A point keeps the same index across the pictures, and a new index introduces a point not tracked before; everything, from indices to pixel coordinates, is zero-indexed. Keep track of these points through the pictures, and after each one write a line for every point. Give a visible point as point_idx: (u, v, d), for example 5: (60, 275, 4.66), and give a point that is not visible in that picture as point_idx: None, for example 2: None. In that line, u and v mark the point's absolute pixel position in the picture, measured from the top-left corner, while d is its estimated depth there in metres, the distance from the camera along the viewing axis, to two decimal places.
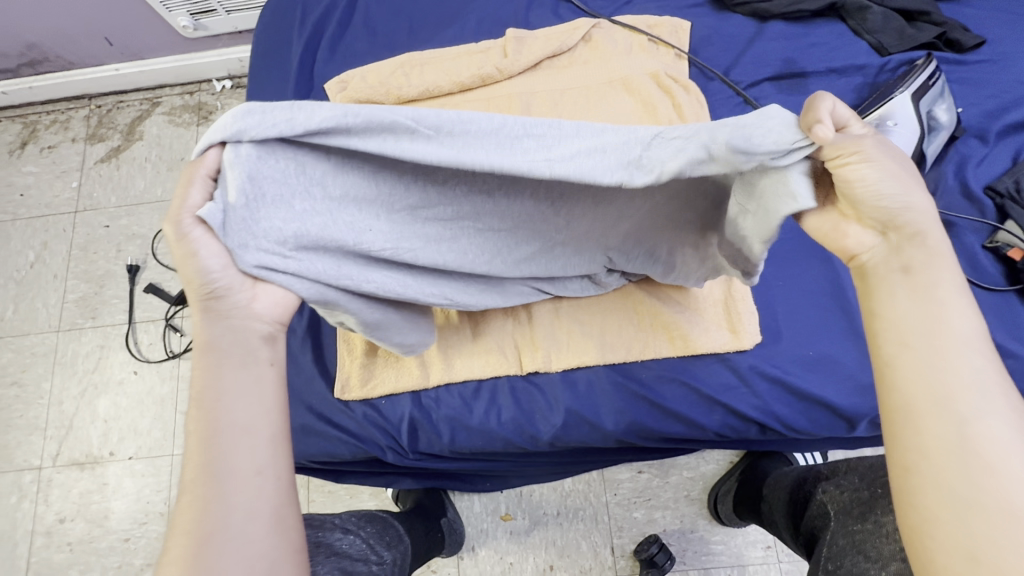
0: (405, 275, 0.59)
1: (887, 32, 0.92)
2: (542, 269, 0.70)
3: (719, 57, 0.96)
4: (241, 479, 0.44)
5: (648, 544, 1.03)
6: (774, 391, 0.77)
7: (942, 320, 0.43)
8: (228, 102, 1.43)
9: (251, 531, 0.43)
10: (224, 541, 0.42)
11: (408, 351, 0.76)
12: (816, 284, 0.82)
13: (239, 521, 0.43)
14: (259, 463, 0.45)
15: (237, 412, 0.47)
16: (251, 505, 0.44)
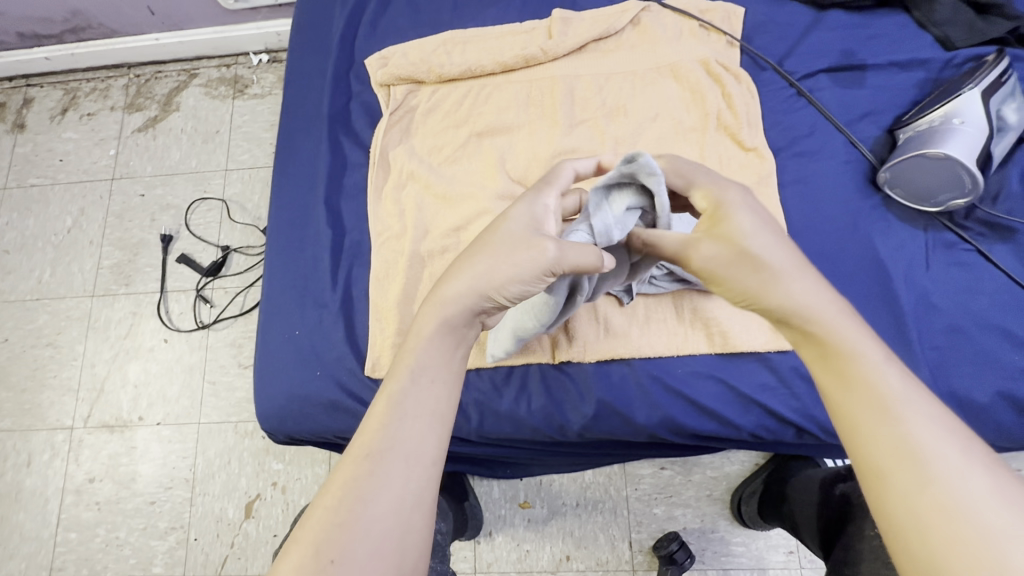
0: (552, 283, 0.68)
1: (955, 25, 0.87)
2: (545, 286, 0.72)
3: (773, 45, 0.92)
4: (394, 465, 0.47)
5: (667, 541, 1.01)
6: (815, 394, 0.75)
7: (870, 380, 0.45)
8: (265, 77, 1.43)
9: (386, 524, 0.45)
10: (365, 524, 0.44)
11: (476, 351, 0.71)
12: (866, 286, 0.79)
13: (386, 507, 0.45)
14: (414, 454, 0.48)
15: (416, 393, 0.51)
16: (393, 495, 0.46)
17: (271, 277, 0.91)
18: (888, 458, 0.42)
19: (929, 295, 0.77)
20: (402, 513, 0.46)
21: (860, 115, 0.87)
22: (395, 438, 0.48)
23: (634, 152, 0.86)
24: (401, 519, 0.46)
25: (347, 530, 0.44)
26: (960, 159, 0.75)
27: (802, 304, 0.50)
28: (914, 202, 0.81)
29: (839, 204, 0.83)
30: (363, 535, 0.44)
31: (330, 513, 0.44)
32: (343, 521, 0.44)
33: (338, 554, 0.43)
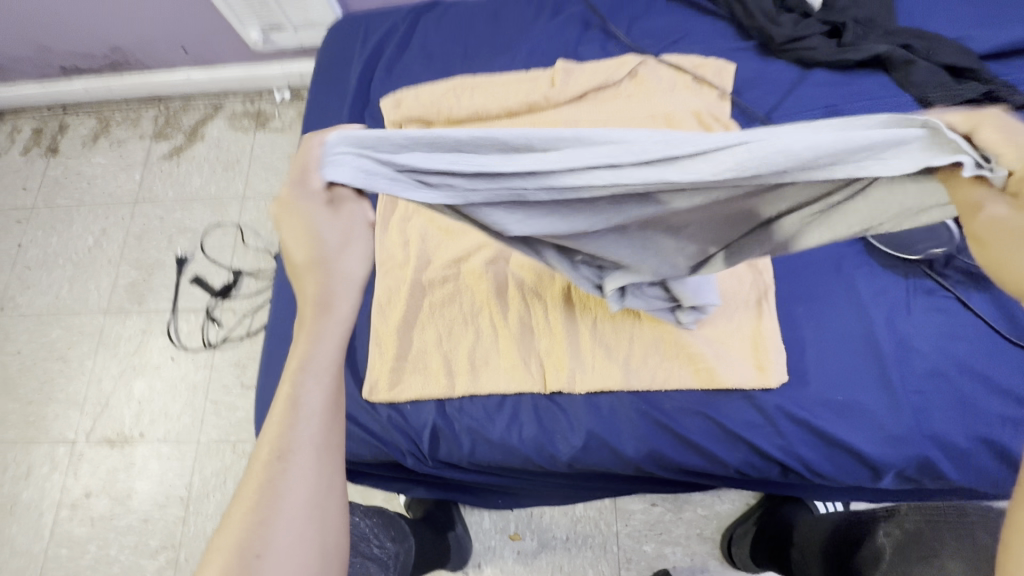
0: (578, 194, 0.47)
1: (932, 86, 0.93)
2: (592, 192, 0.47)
3: (762, 99, 0.99)
4: (310, 461, 0.43)
5: None
6: (799, 432, 0.77)
7: None
8: (286, 112, 1.52)
9: (304, 523, 0.41)
10: (285, 523, 0.41)
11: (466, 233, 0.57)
12: (848, 329, 0.81)
13: (299, 505, 0.41)
14: (325, 446, 0.44)
15: (317, 390, 0.45)
16: (310, 491, 0.42)
17: (278, 300, 0.95)
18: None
19: (911, 339, 0.80)
20: (320, 506, 0.42)
21: None
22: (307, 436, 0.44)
23: None
24: (318, 516, 0.42)
25: (263, 532, 0.40)
26: None
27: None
28: (893, 250, 0.84)
29: (821, 249, 0.87)
30: (283, 536, 0.40)
31: (246, 517, 0.40)
32: (262, 523, 0.40)
33: (262, 551, 0.39)
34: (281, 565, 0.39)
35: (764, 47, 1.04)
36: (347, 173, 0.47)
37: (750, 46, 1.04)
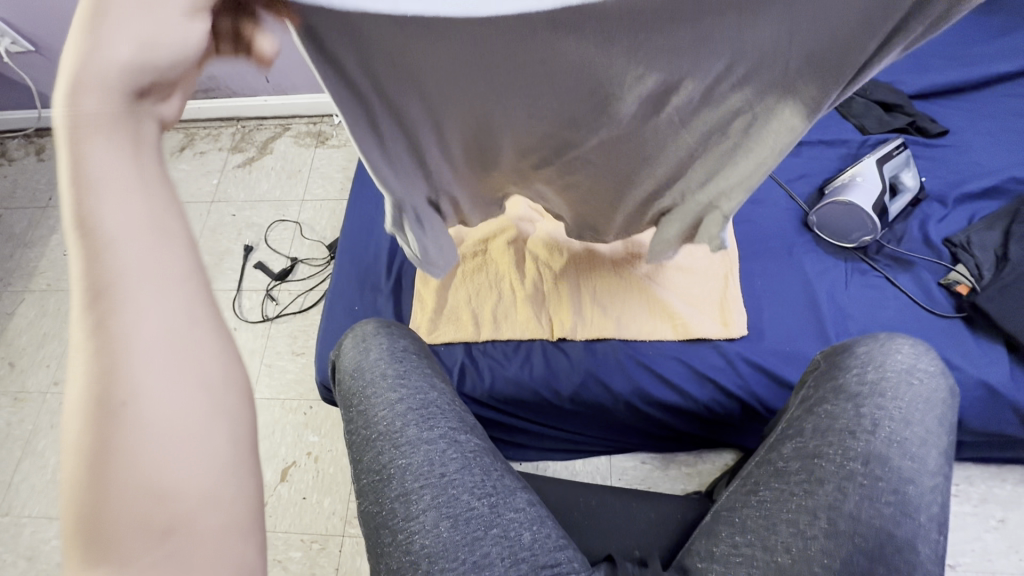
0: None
1: (867, 117, 1.17)
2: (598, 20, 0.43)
3: None
4: (148, 279, 0.31)
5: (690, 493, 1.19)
6: (755, 374, 0.96)
7: None
8: (342, 133, 1.81)
9: (156, 353, 0.30)
10: (128, 359, 0.30)
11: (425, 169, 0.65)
12: (796, 297, 1.02)
13: (151, 330, 0.30)
14: (164, 242, 0.32)
15: (123, 163, 0.33)
16: (161, 312, 0.31)
17: (340, 266, 1.18)
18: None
19: (846, 306, 1.00)
20: (175, 313, 0.31)
21: (798, 176, 1.15)
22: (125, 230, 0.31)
23: None
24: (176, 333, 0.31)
25: (112, 362, 0.29)
26: (864, 207, 1.00)
27: None
28: (834, 239, 1.06)
29: (777, 238, 1.09)
30: (141, 371, 0.30)
31: (89, 360, 0.29)
32: (108, 359, 0.29)
33: (125, 395, 0.29)
34: (165, 400, 0.30)
35: None
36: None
37: None
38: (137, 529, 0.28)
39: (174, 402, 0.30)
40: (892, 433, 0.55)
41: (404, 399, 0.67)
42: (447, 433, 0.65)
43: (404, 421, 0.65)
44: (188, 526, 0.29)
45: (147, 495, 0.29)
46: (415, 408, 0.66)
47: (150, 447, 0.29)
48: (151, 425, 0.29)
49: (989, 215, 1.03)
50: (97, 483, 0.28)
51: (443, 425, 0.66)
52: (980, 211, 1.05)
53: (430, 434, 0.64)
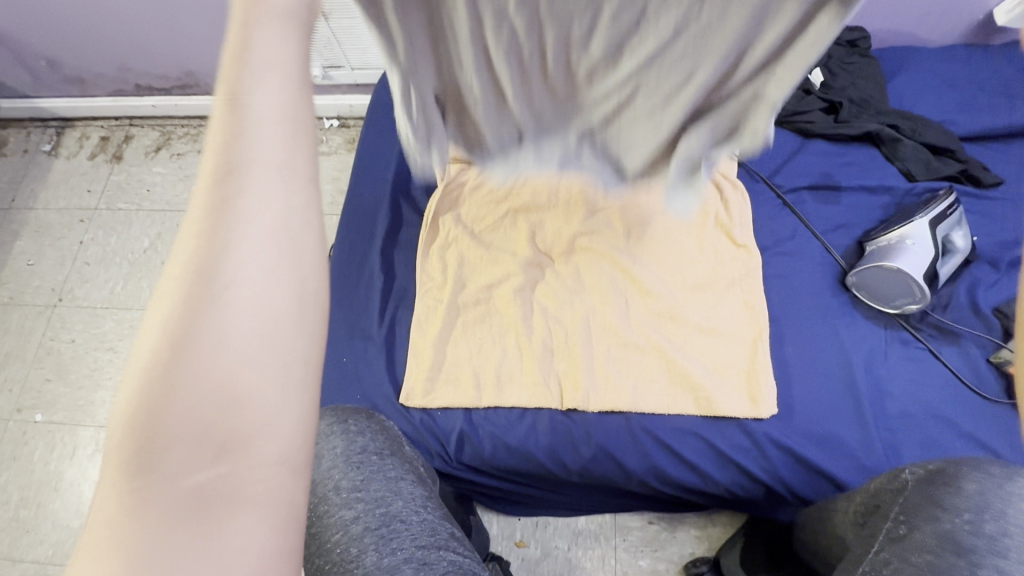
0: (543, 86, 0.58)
1: (914, 161, 1.07)
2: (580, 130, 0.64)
3: (766, 162, 1.12)
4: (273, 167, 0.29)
5: (698, 562, 1.10)
6: (784, 459, 0.87)
7: None
8: (333, 138, 1.67)
9: (265, 256, 0.28)
10: (233, 251, 0.27)
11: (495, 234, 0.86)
12: (832, 369, 0.92)
13: (262, 222, 0.28)
14: (293, 159, 0.29)
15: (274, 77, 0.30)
16: (280, 212, 0.28)
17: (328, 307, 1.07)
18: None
19: (886, 383, 0.90)
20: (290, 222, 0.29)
21: (835, 227, 1.05)
22: (267, 111, 0.30)
23: (643, 241, 1.05)
24: (286, 233, 0.28)
25: (221, 253, 0.27)
26: (913, 274, 0.90)
27: None
28: (874, 302, 0.96)
29: (812, 298, 0.99)
30: (248, 272, 0.27)
31: (199, 242, 0.27)
32: (220, 249, 0.27)
33: (228, 289, 0.27)
34: (254, 307, 0.27)
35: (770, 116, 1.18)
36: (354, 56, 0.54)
37: None
38: (195, 430, 0.26)
39: (262, 314, 0.27)
40: (1005, 563, 0.50)
41: (362, 518, 0.60)
42: (413, 555, 0.58)
43: (363, 546, 0.58)
44: (242, 452, 0.26)
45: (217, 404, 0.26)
46: (374, 527, 0.60)
47: (234, 363, 0.27)
48: (237, 334, 0.27)
49: None
50: (167, 378, 0.26)
51: (404, 548, 0.58)
52: None
53: (393, 559, 0.57)
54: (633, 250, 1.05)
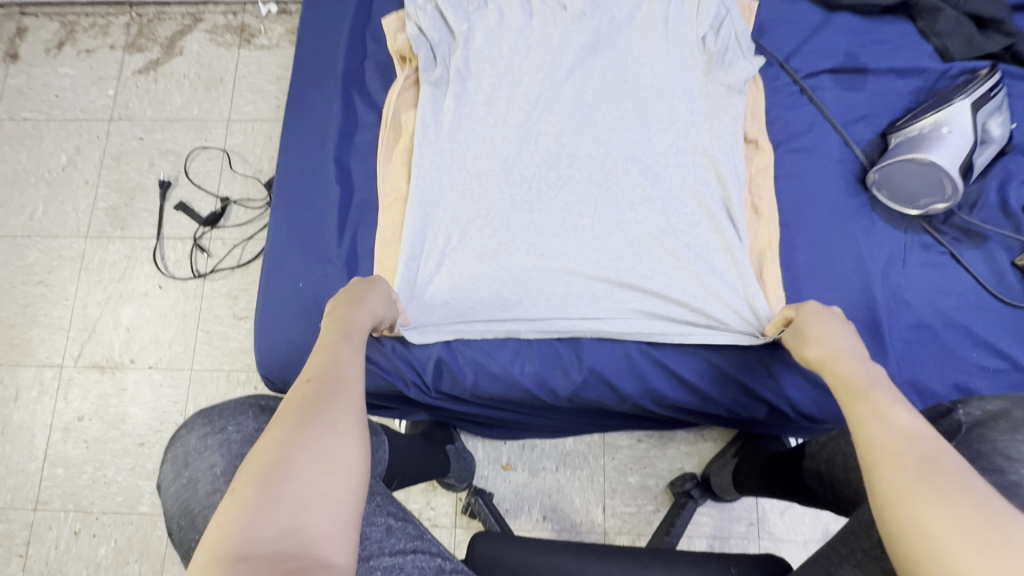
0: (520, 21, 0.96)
1: (954, 37, 0.92)
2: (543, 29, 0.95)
3: (783, 41, 0.96)
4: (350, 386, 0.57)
5: (683, 480, 1.09)
6: (790, 376, 0.81)
7: (881, 406, 0.51)
8: (272, 28, 1.41)
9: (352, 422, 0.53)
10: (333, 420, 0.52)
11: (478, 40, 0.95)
12: (845, 278, 0.84)
13: (349, 406, 0.54)
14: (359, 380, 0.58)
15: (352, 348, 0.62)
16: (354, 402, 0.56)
17: (278, 228, 0.93)
18: (910, 449, 0.46)
19: (903, 291, 0.83)
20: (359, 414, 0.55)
21: (857, 117, 0.92)
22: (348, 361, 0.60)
23: (636, 139, 0.90)
24: (359, 413, 0.54)
25: (326, 416, 0.52)
26: (949, 166, 0.80)
27: (836, 367, 0.60)
28: (896, 205, 0.86)
29: (827, 200, 0.88)
30: (339, 431, 0.51)
31: (315, 406, 0.52)
32: (328, 414, 0.52)
33: (331, 429, 0.51)
34: (341, 445, 0.50)
35: None
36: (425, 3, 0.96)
37: None
38: (296, 500, 0.45)
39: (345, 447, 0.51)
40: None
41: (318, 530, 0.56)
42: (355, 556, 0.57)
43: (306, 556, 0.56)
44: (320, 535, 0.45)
45: (316, 493, 0.47)
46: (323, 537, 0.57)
47: (324, 481, 0.47)
48: (337, 452, 0.50)
49: None
50: (287, 476, 0.46)
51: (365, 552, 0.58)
52: None
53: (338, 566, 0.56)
54: (624, 149, 0.89)
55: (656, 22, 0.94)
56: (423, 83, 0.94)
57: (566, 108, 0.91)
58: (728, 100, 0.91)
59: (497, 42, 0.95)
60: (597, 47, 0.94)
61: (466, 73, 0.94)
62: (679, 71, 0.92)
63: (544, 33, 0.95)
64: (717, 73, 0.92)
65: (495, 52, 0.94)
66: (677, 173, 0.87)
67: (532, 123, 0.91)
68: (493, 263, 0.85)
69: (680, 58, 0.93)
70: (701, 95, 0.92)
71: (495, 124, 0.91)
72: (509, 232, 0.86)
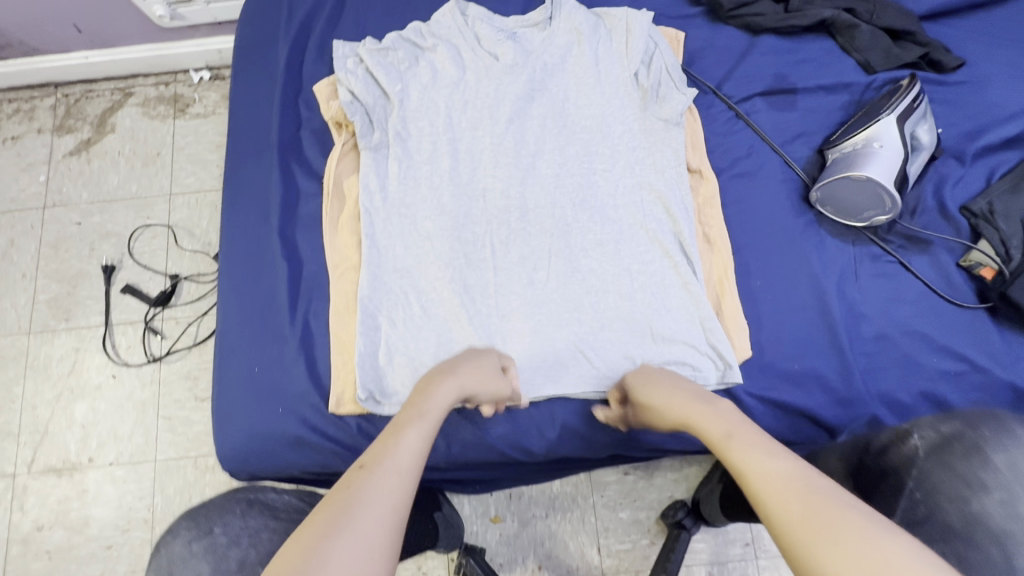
0: (454, 76, 0.95)
1: (874, 50, 0.95)
2: (475, 81, 0.95)
3: (713, 68, 0.98)
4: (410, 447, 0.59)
5: (675, 509, 1.07)
6: (761, 406, 0.80)
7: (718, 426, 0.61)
8: (206, 95, 1.38)
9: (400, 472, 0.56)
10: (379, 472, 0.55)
11: (412, 98, 0.94)
12: (801, 299, 0.84)
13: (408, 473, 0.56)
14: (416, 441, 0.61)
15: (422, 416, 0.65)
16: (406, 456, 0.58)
17: (226, 312, 0.89)
18: (787, 489, 0.49)
19: (859, 306, 0.84)
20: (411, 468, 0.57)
21: (793, 136, 0.93)
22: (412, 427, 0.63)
23: (582, 184, 0.91)
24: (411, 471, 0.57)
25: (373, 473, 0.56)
26: (887, 182, 0.81)
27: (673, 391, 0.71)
28: (841, 219, 0.87)
29: (775, 222, 0.89)
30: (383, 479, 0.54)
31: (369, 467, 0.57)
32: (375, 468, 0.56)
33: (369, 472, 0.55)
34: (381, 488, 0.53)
35: (712, 12, 1.01)
36: (355, 67, 0.95)
37: (698, 12, 1.01)
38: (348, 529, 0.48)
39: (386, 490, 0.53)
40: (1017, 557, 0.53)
41: None
42: None
43: None
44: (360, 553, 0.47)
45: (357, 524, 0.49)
46: None
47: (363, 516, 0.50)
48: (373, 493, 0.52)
49: (1011, 174, 0.88)
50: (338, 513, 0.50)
51: None
52: (999, 166, 0.90)
53: None
54: (571, 197, 0.90)
55: (588, 64, 0.95)
56: (361, 147, 0.92)
57: (510, 161, 0.92)
58: (667, 133, 0.92)
59: (432, 99, 0.94)
60: (532, 93, 0.94)
61: (405, 133, 0.93)
62: (615, 110, 0.93)
63: (479, 85, 0.95)
64: (653, 107, 0.93)
65: (432, 109, 0.94)
66: (627, 212, 0.89)
67: (477, 180, 0.91)
68: (456, 326, 0.84)
69: (616, 96, 0.94)
70: (640, 129, 0.93)
71: (440, 183, 0.91)
72: (467, 294, 0.85)
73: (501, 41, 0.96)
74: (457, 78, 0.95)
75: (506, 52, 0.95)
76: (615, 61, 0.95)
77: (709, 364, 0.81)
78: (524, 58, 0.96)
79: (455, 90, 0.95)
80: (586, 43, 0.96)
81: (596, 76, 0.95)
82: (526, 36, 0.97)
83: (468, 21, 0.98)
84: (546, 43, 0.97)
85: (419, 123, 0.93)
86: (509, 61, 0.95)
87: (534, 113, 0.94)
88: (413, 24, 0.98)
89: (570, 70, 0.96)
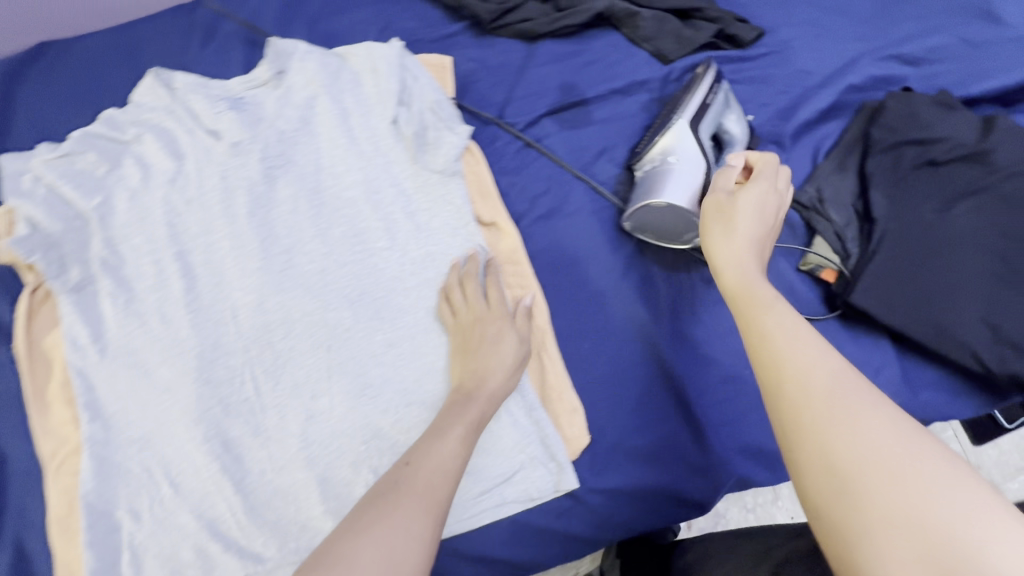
0: (170, 167, 0.75)
1: (663, 37, 0.82)
2: (196, 169, 0.75)
3: (491, 92, 0.82)
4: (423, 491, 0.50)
5: None
6: (611, 500, 0.67)
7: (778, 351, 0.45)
8: None
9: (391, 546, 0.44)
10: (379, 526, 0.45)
11: (117, 208, 0.73)
12: (634, 356, 0.70)
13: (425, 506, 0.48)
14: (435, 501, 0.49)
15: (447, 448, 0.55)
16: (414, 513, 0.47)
17: None
18: (828, 411, 0.41)
19: (699, 347, 0.71)
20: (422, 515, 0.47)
21: (595, 155, 0.79)
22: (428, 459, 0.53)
23: (354, 270, 0.73)
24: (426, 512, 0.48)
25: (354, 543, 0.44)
26: (688, 206, 0.67)
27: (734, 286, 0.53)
28: (662, 242, 0.73)
29: (590, 266, 0.74)
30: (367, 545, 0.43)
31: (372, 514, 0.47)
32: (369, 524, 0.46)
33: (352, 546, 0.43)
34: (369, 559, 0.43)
35: (477, 25, 0.86)
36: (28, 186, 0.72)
37: (462, 29, 0.85)
38: None
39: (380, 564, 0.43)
40: None
41: None
42: None
43: None
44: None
45: None
46: None
47: None
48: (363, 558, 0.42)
49: (835, 151, 0.77)
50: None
51: None
52: (824, 141, 0.79)
53: None
54: (347, 290, 0.72)
55: (334, 122, 0.77)
56: (56, 292, 0.70)
57: (259, 261, 0.73)
58: (444, 188, 0.76)
59: (145, 205, 0.73)
60: (274, 168, 0.76)
61: (116, 258, 0.72)
62: (379, 171, 0.76)
63: (205, 172, 0.75)
64: (423, 158, 0.76)
65: (147, 218, 0.73)
66: (413, 297, 0.72)
67: (221, 297, 0.72)
68: (220, 501, 0.65)
69: (377, 154, 0.76)
70: (413, 187, 0.76)
71: (173, 311, 0.70)
72: (229, 451, 0.67)
73: (220, 112, 0.76)
74: (175, 168, 0.75)
75: (228, 124, 0.76)
76: (368, 109, 0.78)
77: (539, 464, 0.66)
78: (256, 126, 0.76)
79: (174, 185, 0.74)
80: (324, 95, 0.78)
81: (348, 132, 0.77)
82: (255, 100, 0.78)
83: (176, 94, 0.77)
84: (279, 102, 0.78)
85: (134, 239, 0.72)
86: (235, 134, 0.75)
87: (280, 194, 0.75)
88: (105, 114, 0.77)
89: (315, 131, 0.77)
